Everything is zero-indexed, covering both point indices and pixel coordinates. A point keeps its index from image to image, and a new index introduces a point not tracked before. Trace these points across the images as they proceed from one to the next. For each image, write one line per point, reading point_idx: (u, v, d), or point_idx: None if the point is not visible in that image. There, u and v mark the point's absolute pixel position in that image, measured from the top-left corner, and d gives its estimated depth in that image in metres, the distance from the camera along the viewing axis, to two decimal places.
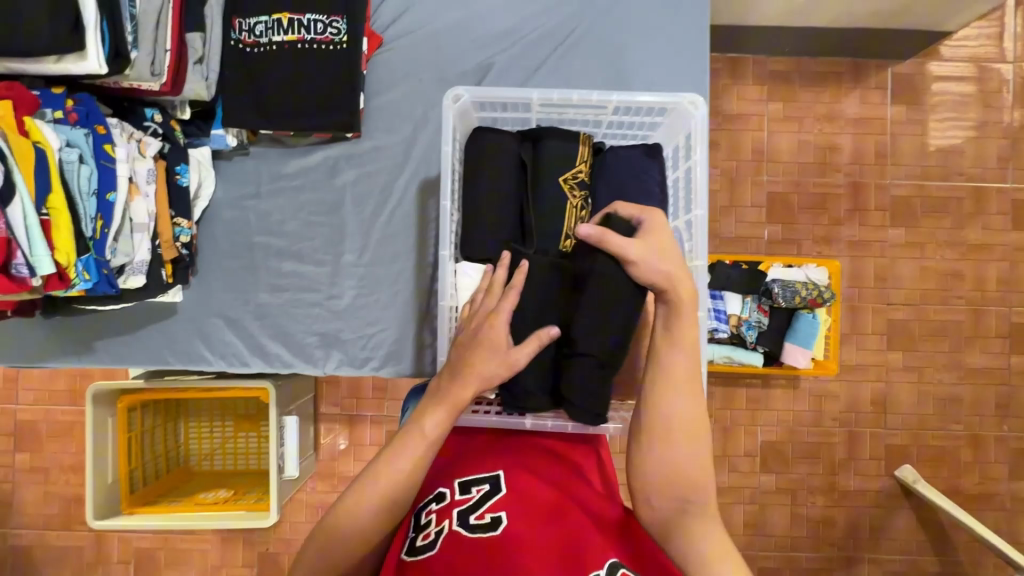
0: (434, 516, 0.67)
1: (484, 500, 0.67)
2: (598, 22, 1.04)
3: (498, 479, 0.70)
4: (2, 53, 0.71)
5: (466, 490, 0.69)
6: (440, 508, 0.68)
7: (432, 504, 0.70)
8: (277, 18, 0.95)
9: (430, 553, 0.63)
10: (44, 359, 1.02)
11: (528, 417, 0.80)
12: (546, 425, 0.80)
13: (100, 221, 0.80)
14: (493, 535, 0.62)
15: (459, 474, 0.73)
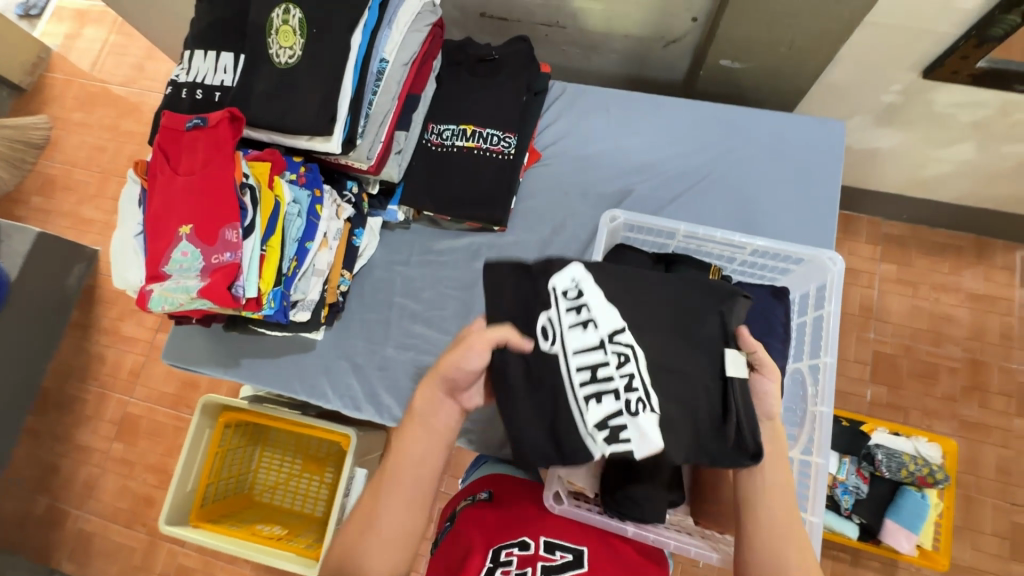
0: (517, 559, 0.76)
1: (567, 567, 0.75)
2: (732, 171, 1.17)
3: (580, 554, 0.77)
4: (274, 128, 0.94)
5: (551, 551, 0.77)
6: (523, 555, 0.77)
7: (514, 547, 0.78)
8: (462, 127, 1.16)
9: None
10: (199, 368, 1.18)
11: (630, 524, 0.80)
12: (647, 537, 0.79)
13: (294, 263, 0.96)
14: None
15: (546, 533, 0.80)
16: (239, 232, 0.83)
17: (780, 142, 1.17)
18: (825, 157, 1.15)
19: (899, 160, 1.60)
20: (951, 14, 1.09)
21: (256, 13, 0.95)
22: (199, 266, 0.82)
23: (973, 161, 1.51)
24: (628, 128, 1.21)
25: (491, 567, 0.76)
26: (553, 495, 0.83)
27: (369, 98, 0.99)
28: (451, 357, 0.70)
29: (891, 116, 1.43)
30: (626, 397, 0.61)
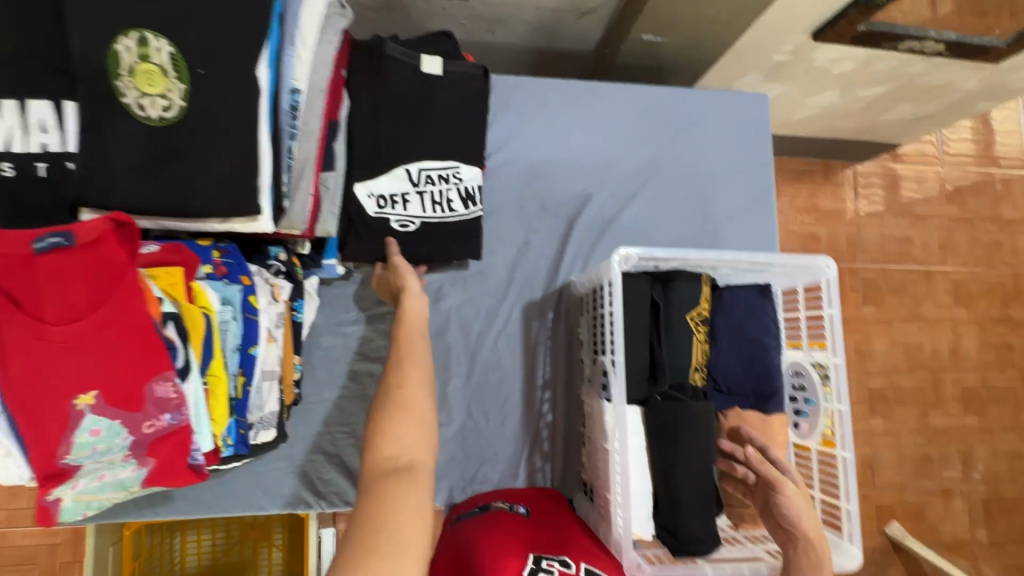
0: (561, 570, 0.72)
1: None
2: (681, 157, 1.15)
3: None
4: (168, 214, 0.66)
5: None
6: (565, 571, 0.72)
7: (557, 563, 0.73)
8: (400, 184, 0.96)
9: None
10: (110, 518, 0.89)
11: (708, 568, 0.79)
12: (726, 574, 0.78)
13: (241, 377, 0.74)
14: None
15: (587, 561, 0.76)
16: (175, 382, 0.60)
17: (719, 122, 1.17)
18: (757, 134, 1.18)
19: (779, 108, 1.76)
20: None
21: (82, 45, 0.64)
22: (125, 441, 0.59)
23: (835, 104, 1.71)
24: (573, 124, 1.12)
25: (534, 567, 0.71)
26: (634, 565, 0.78)
27: (288, 144, 0.75)
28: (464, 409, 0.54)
29: (779, 74, 1.52)
30: (401, 200, 0.96)
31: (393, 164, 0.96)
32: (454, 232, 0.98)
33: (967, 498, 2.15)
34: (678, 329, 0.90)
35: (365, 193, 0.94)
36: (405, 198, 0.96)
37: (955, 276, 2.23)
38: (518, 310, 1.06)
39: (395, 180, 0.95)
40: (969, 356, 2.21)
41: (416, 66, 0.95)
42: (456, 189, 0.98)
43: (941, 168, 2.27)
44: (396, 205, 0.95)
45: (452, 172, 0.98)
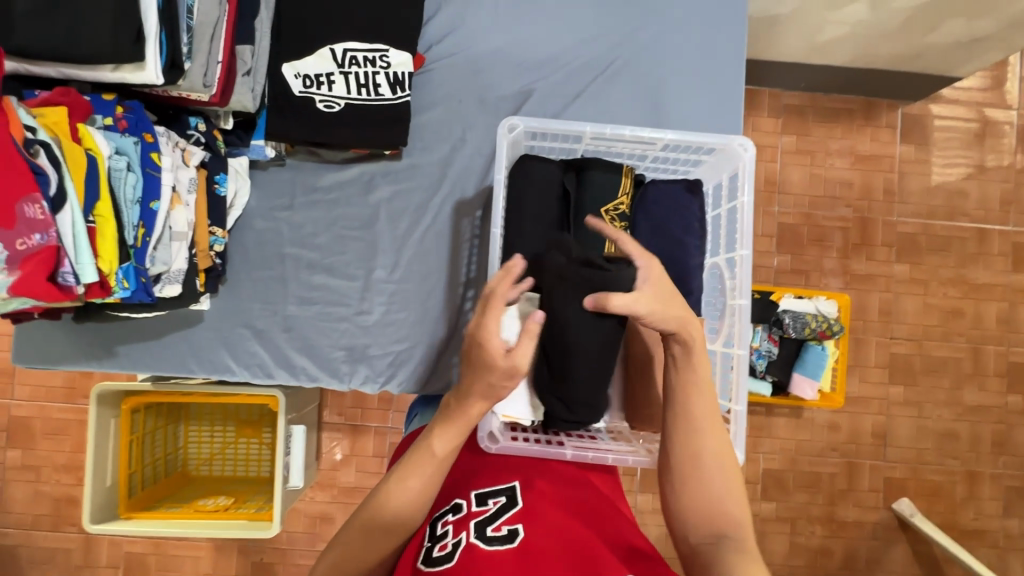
0: (451, 527, 0.71)
1: (501, 512, 0.71)
2: (637, 56, 1.06)
3: (514, 492, 0.74)
4: (61, 59, 0.71)
5: (484, 503, 0.74)
6: (457, 519, 0.72)
7: (449, 515, 0.74)
8: (325, 63, 0.95)
9: (447, 563, 0.66)
10: (65, 366, 1.00)
11: (568, 448, 0.80)
12: (587, 458, 0.79)
13: (142, 229, 0.79)
14: (510, 546, 0.65)
15: (475, 486, 0.77)
16: (44, 206, 0.64)
17: (685, 15, 1.06)
18: (728, 31, 1.06)
19: (797, 28, 1.57)
20: None
21: None
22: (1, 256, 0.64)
23: (866, 19, 1.49)
24: (519, 16, 1.06)
25: (429, 546, 0.70)
26: (487, 435, 0.81)
27: (186, 4, 0.78)
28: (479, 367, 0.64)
29: None
30: (326, 81, 0.95)
31: (318, 44, 0.95)
32: (380, 117, 0.97)
33: (998, 484, 1.82)
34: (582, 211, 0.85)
35: (292, 73, 0.95)
36: (329, 79, 0.95)
37: (1015, 237, 1.87)
38: (448, 207, 1.04)
39: (321, 61, 0.95)
40: (1017, 328, 1.85)
41: None
42: (384, 74, 0.96)
43: (1014, 111, 1.89)
44: (321, 86, 0.95)
45: (378, 54, 0.96)
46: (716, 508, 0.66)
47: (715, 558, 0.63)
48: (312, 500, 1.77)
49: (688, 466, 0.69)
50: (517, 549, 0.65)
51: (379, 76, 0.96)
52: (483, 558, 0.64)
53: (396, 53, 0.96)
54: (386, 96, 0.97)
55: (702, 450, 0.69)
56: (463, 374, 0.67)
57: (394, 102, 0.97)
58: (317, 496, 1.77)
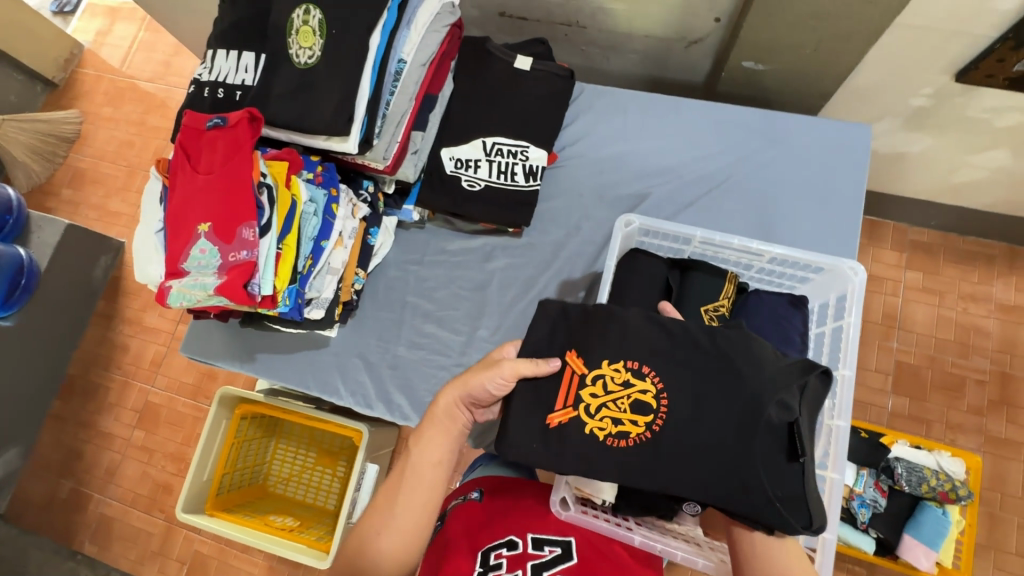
0: (506, 562, 0.76)
1: (557, 562, 0.76)
2: (752, 174, 1.14)
3: (570, 545, 0.79)
4: (293, 128, 0.95)
5: (540, 547, 0.78)
6: (511, 556, 0.77)
7: (502, 548, 0.79)
8: (474, 150, 1.14)
9: None
10: (216, 362, 1.20)
11: (637, 534, 0.80)
12: (655, 548, 0.79)
13: (310, 261, 0.97)
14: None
15: (533, 529, 0.81)
16: (256, 230, 0.84)
17: (808, 145, 1.13)
18: (850, 162, 1.10)
19: (929, 166, 1.55)
20: (988, 13, 1.04)
21: (277, 16, 0.96)
22: (217, 263, 0.83)
23: (1009, 167, 1.45)
24: (646, 131, 1.19)
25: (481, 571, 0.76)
26: (559, 501, 0.82)
27: (387, 98, 0.99)
28: (477, 374, 0.75)
29: (920, 120, 1.38)
30: (471, 164, 1.14)
31: (474, 135, 1.14)
32: (510, 199, 1.13)
33: None
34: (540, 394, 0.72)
35: (448, 156, 1.14)
36: (475, 162, 1.13)
37: None
38: (555, 285, 1.15)
39: (472, 148, 1.14)
40: None
41: (510, 64, 1.15)
42: (521, 165, 1.13)
43: None
44: (466, 168, 1.14)
45: (520, 150, 1.13)
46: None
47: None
48: None
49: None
50: None
51: (516, 166, 1.13)
52: None
53: (533, 149, 1.13)
54: (516, 182, 1.13)
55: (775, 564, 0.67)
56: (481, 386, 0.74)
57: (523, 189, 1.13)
58: None
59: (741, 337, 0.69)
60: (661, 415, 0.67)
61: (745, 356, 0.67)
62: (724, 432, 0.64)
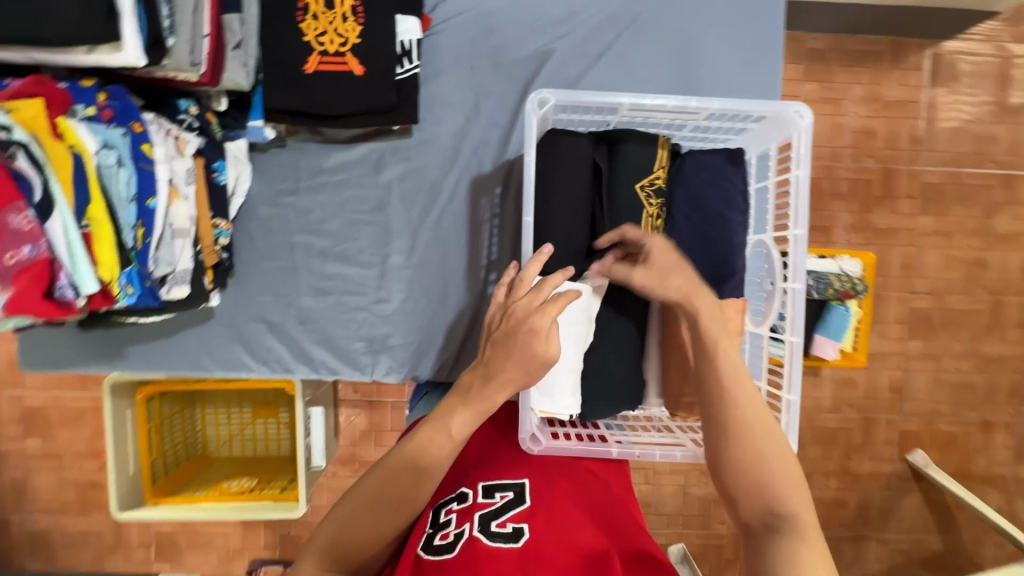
0: (455, 517, 0.68)
1: (507, 508, 0.68)
2: (665, 4, 0.95)
3: (522, 488, 0.71)
4: (23, 43, 0.62)
5: (490, 495, 0.71)
6: (462, 509, 0.69)
7: (453, 504, 0.71)
8: (305, 30, 0.84)
9: (448, 555, 0.63)
10: (77, 370, 0.97)
11: (614, 447, 0.76)
12: (634, 454, 0.75)
13: (141, 229, 0.73)
14: (514, 546, 0.63)
15: (483, 478, 0.74)
16: (30, 214, 0.58)
17: None
18: None
19: None
20: None
21: None
22: None
23: None
24: None
25: (430, 534, 0.67)
26: (529, 436, 0.77)
27: None
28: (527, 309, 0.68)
29: None
30: (315, 51, 0.84)
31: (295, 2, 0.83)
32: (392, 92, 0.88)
33: (1016, 435, 1.66)
34: (335, 83, 0.85)
35: (282, 44, 0.84)
36: (314, 48, 0.84)
37: None
38: (466, 186, 0.97)
39: (304, 33, 0.84)
40: None
41: None
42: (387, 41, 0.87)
43: None
44: (308, 56, 0.84)
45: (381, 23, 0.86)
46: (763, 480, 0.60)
47: (767, 539, 0.57)
48: (335, 476, 1.80)
49: (721, 421, 0.63)
50: (520, 550, 0.62)
51: (380, 50, 0.85)
52: (484, 555, 0.62)
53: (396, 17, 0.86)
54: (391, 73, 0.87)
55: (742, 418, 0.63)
56: (318, 84, 0.85)
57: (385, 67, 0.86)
58: (341, 471, 1.80)
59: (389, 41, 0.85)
60: (349, 18, 0.84)
61: (389, 60, 0.85)
62: (358, 95, 0.86)
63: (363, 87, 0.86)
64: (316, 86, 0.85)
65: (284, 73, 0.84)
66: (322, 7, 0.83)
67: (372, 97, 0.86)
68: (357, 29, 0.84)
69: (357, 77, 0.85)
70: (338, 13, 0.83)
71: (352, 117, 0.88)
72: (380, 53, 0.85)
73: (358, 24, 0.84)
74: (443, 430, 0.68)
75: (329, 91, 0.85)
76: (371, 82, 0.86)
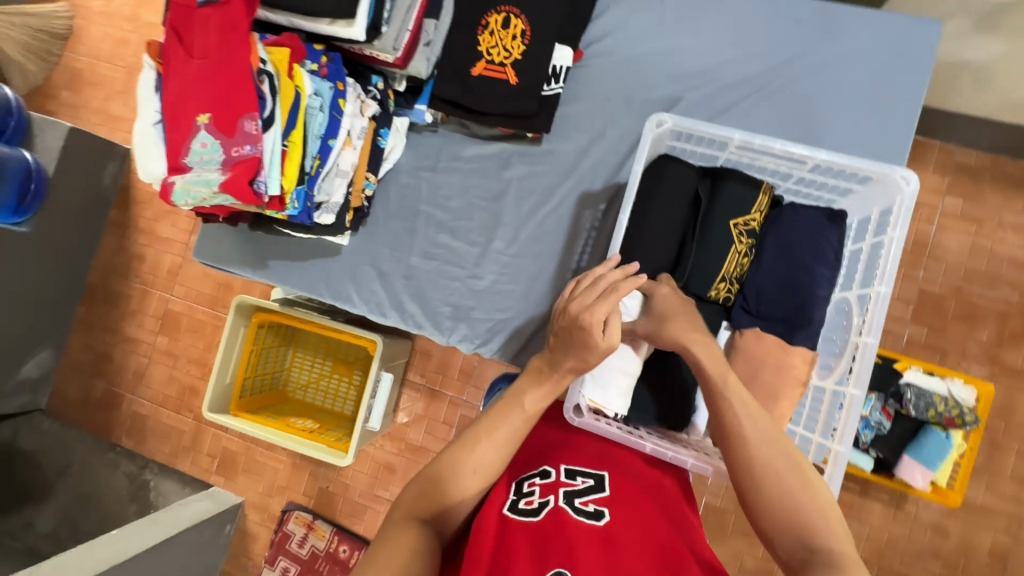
0: (540, 488, 0.72)
1: (590, 491, 0.71)
2: (801, 77, 1.02)
3: (602, 478, 0.74)
4: (295, 9, 0.86)
5: (573, 476, 0.74)
6: (545, 483, 0.73)
7: (535, 478, 0.74)
8: (481, 41, 1.02)
9: (535, 518, 0.67)
10: (230, 268, 1.19)
11: (649, 442, 0.81)
12: (665, 455, 0.80)
13: (318, 161, 0.92)
14: (594, 524, 0.66)
15: (566, 461, 0.77)
16: (258, 123, 0.81)
17: (866, 45, 1.00)
18: (908, 62, 0.98)
19: (989, 85, 1.24)
20: None
21: None
22: (220, 159, 0.80)
23: None
24: (683, 26, 1.07)
25: (514, 499, 0.72)
26: (573, 408, 0.83)
27: None
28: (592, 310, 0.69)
29: (994, 20, 1.09)
30: (484, 58, 1.02)
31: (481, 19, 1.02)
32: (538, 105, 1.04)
33: None
34: (491, 87, 1.02)
35: (460, 50, 1.03)
36: (484, 56, 1.02)
37: None
38: (574, 197, 1.09)
39: (480, 43, 1.02)
40: None
41: None
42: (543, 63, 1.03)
43: None
44: (479, 62, 1.02)
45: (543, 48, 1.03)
46: (796, 522, 0.60)
47: (803, 575, 0.57)
48: (381, 449, 1.80)
49: (742, 464, 0.64)
50: (601, 531, 0.65)
51: (535, 66, 1.01)
52: (571, 525, 0.65)
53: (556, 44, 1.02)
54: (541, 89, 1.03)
55: (765, 461, 0.63)
56: (479, 85, 1.03)
57: (535, 81, 1.02)
58: (386, 445, 1.80)
59: (544, 61, 1.01)
60: (519, 37, 1.01)
61: (540, 76, 1.01)
62: (508, 99, 1.02)
63: (513, 93, 1.02)
64: (476, 86, 1.03)
65: (455, 70, 1.04)
66: (499, 26, 1.01)
67: (519, 102, 1.02)
68: (522, 47, 1.01)
69: (510, 84, 1.02)
70: (510, 33, 1.01)
71: (495, 119, 1.05)
72: (534, 69, 1.01)
73: (524, 43, 1.01)
74: (519, 405, 0.74)
75: (485, 92, 1.03)
76: (520, 90, 1.02)
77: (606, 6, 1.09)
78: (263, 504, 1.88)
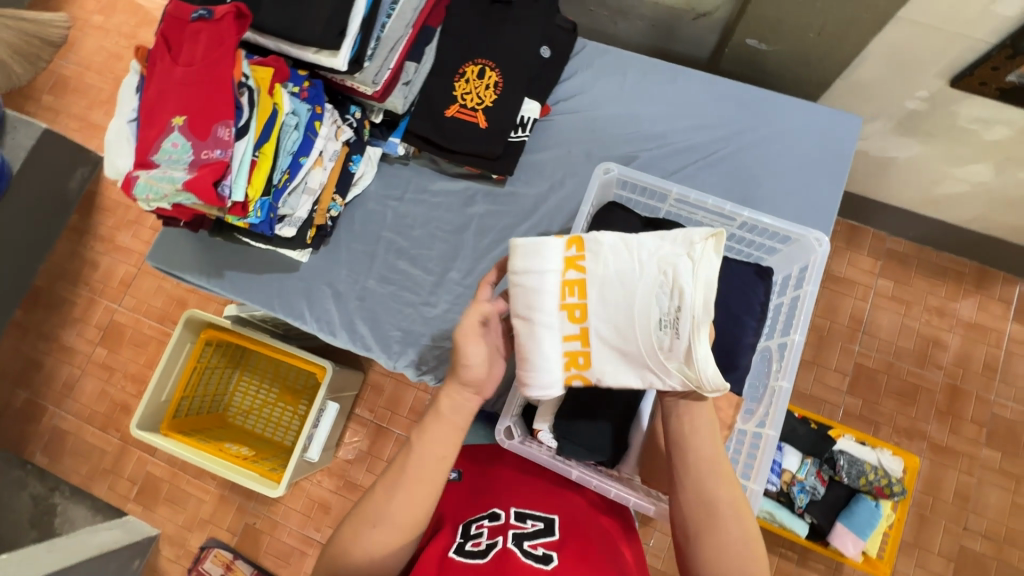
0: (488, 530, 0.75)
1: (539, 534, 0.74)
2: (741, 151, 1.14)
3: (552, 522, 0.77)
4: (284, 37, 0.93)
5: (523, 520, 0.77)
6: (494, 526, 0.76)
7: (485, 519, 0.78)
8: (457, 86, 1.11)
9: (479, 560, 0.71)
10: (183, 274, 1.19)
11: (575, 468, 0.84)
12: (590, 483, 0.83)
13: (286, 175, 0.96)
14: (543, 567, 0.68)
15: (516, 504, 0.80)
16: (232, 130, 0.85)
17: (798, 129, 1.13)
18: (834, 148, 1.11)
19: (911, 178, 1.39)
20: (963, 39, 0.99)
21: None
22: (188, 159, 0.83)
23: (990, 185, 1.29)
24: (641, 96, 1.18)
25: (462, 541, 0.75)
26: (504, 430, 0.87)
27: (383, 21, 0.98)
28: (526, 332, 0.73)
29: (911, 124, 1.24)
30: (458, 101, 1.10)
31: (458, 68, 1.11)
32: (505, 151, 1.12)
33: None
34: (462, 128, 1.10)
35: (437, 92, 1.11)
36: (458, 100, 1.10)
37: None
38: (531, 238, 1.14)
39: (454, 88, 1.11)
40: None
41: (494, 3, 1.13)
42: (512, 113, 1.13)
43: None
44: (453, 105, 1.10)
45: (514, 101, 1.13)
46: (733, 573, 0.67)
47: None
48: (316, 484, 1.71)
49: (690, 504, 0.70)
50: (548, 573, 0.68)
51: (505, 114, 1.09)
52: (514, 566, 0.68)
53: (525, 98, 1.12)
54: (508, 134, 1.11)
55: (709, 503, 0.69)
56: (450, 125, 1.10)
57: (504, 127, 1.10)
58: (324, 481, 1.71)
59: (512, 110, 1.09)
60: (492, 87, 1.10)
61: (508, 123, 1.09)
62: (477, 140, 1.09)
63: (480, 135, 1.09)
64: (447, 126, 1.10)
65: (430, 110, 1.11)
66: (474, 76, 1.11)
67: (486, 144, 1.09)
68: (494, 96, 1.09)
69: (479, 128, 1.09)
70: (484, 83, 1.10)
71: (462, 158, 1.12)
72: (502, 116, 1.09)
73: (496, 92, 1.10)
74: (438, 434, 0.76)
75: (456, 132, 1.10)
76: (487, 134, 1.09)
77: (573, 72, 1.21)
78: (181, 539, 1.73)
